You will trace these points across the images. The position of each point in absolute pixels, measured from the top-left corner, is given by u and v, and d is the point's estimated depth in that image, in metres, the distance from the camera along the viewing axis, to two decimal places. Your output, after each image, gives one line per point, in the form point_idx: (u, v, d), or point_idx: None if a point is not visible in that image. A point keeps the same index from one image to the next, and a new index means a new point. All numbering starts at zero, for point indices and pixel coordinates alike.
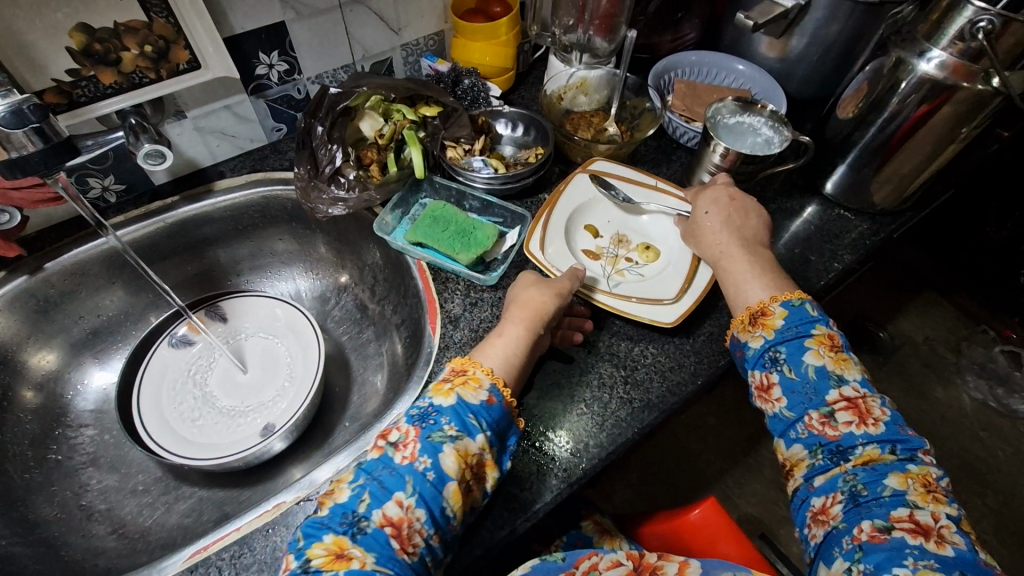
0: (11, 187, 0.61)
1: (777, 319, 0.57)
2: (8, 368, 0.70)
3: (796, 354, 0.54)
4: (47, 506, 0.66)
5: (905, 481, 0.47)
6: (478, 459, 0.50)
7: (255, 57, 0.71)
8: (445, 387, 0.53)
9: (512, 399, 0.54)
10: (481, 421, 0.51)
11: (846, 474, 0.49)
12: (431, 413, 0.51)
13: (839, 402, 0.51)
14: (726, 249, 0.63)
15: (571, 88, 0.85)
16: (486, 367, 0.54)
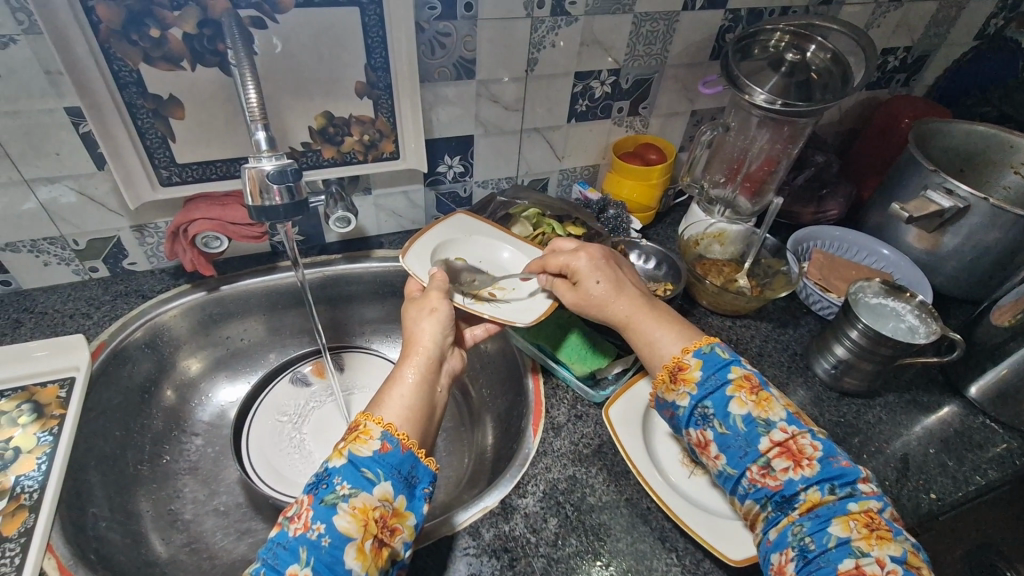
0: (230, 222, 0.71)
1: (694, 372, 0.57)
2: (162, 364, 0.78)
3: (721, 408, 0.55)
4: (144, 501, 0.70)
5: (851, 530, 0.47)
6: (383, 511, 0.47)
7: (441, 157, 0.83)
8: (338, 447, 0.50)
9: (412, 445, 0.51)
10: (377, 473, 0.48)
11: (795, 529, 0.49)
12: (324, 478, 0.48)
13: (770, 450, 0.52)
14: (632, 313, 0.63)
15: (708, 236, 0.89)
16: (377, 419, 0.51)
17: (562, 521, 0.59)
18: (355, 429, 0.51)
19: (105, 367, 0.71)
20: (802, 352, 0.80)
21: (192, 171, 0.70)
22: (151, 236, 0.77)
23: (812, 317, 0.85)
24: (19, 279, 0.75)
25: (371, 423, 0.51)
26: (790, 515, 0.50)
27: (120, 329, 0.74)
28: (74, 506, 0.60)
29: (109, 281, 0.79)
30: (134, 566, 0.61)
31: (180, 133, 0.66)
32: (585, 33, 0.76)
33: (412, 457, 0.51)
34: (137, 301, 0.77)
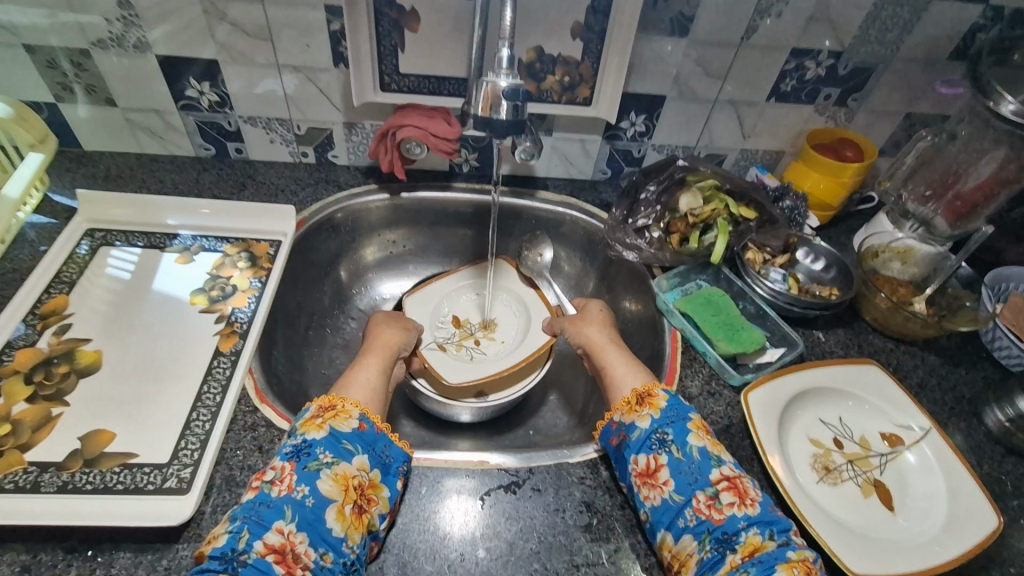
0: (432, 134, 0.77)
1: (660, 399, 0.58)
2: (341, 249, 0.89)
3: (680, 435, 0.55)
4: (309, 358, 0.81)
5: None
6: (360, 480, 0.51)
7: (628, 112, 0.84)
8: (316, 422, 0.54)
9: (384, 424, 0.56)
10: (355, 446, 0.52)
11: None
12: (304, 448, 0.51)
13: (720, 482, 0.51)
14: (605, 343, 0.70)
15: (890, 251, 0.83)
16: (354, 402, 0.57)
17: None
18: (327, 407, 0.55)
19: (303, 239, 0.82)
20: (973, 397, 0.72)
21: (409, 82, 0.76)
22: (357, 134, 0.86)
23: (993, 364, 0.76)
24: (249, 149, 0.88)
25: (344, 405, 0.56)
26: (731, 561, 0.47)
27: (319, 210, 0.84)
28: (267, 345, 0.72)
29: (314, 168, 0.90)
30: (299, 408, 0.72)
31: (411, 44, 0.72)
32: (818, 7, 0.72)
33: (386, 437, 0.55)
34: (334, 189, 0.87)
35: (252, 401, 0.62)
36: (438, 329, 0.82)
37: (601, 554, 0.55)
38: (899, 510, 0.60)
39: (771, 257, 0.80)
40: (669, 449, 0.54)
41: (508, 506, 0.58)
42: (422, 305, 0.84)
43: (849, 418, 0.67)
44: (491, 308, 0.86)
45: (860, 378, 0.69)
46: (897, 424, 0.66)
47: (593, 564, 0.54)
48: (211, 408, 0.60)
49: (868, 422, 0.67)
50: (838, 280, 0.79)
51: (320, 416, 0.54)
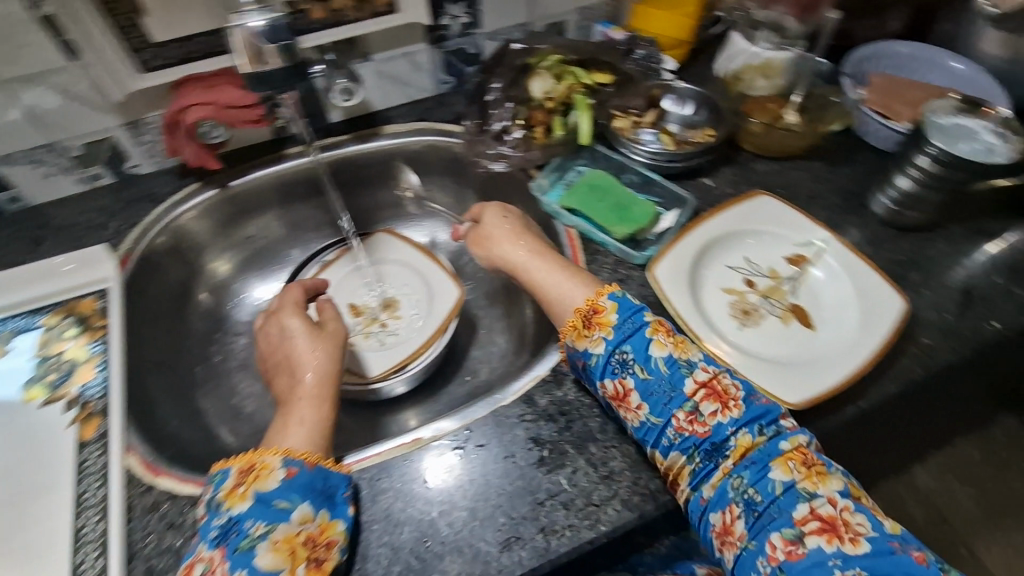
0: (227, 105, 0.65)
1: (610, 315, 0.54)
2: (190, 268, 0.77)
3: (641, 351, 0.51)
4: (205, 398, 0.73)
5: (807, 482, 0.44)
6: (308, 534, 0.46)
7: (443, 6, 0.73)
8: (237, 491, 0.48)
9: (317, 457, 0.50)
10: (292, 500, 0.47)
11: (745, 492, 0.45)
12: (231, 528, 0.45)
13: (697, 392, 0.49)
14: (524, 260, 0.63)
15: (751, 70, 0.79)
16: (275, 449, 0.50)
17: None
18: (248, 469, 0.49)
19: (136, 275, 0.70)
20: (860, 190, 0.73)
21: (173, 52, 0.63)
22: (146, 133, 0.71)
23: (869, 151, 0.77)
24: (25, 194, 0.72)
25: (267, 456, 0.50)
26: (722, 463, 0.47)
27: (141, 236, 0.71)
28: (144, 407, 0.63)
29: (115, 188, 0.75)
30: (211, 457, 0.65)
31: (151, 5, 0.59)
32: None
33: (322, 470, 0.50)
34: (149, 205, 0.73)
35: (143, 480, 0.54)
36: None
37: (562, 482, 0.54)
38: (818, 325, 0.61)
39: (639, 119, 0.75)
40: (635, 369, 0.51)
41: (457, 474, 0.55)
42: (312, 305, 0.76)
43: (755, 255, 0.67)
44: (388, 284, 0.79)
45: (754, 212, 0.68)
46: (796, 245, 0.67)
47: (556, 495, 0.53)
48: (99, 506, 0.53)
49: (772, 253, 0.67)
50: (711, 120, 0.75)
51: (241, 483, 0.48)
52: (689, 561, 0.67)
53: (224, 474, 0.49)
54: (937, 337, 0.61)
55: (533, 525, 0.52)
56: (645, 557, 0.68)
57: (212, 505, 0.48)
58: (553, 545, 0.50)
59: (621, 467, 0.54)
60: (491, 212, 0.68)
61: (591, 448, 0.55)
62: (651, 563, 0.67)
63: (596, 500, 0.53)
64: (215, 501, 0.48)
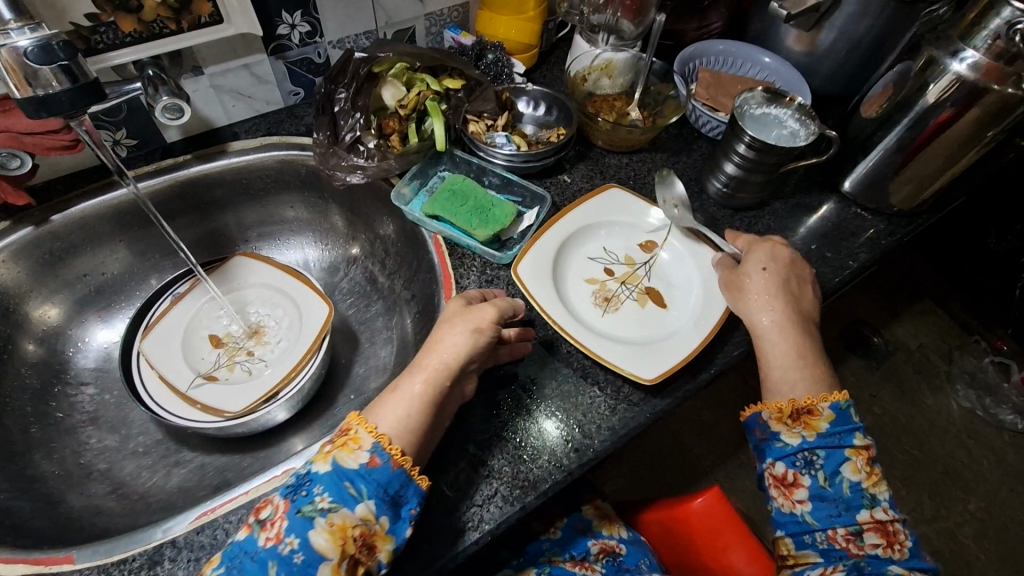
0: (23, 132, 0.56)
1: (822, 421, 0.55)
2: (10, 318, 0.68)
3: (835, 463, 0.54)
4: (44, 462, 0.64)
5: (792, 431, 0.56)
6: (362, 530, 0.45)
7: (277, 15, 0.70)
8: (326, 451, 0.49)
9: (405, 459, 0.48)
10: (361, 488, 0.46)
11: (808, 455, 0.55)
12: (305, 481, 0.47)
13: (868, 521, 0.53)
14: (766, 325, 0.60)
15: (595, 70, 0.84)
16: (372, 426, 0.49)
17: (490, 382, 0.60)
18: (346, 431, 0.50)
19: None
20: (698, 176, 0.81)
21: None
22: None
23: (704, 140, 0.85)
24: None
25: (362, 427, 0.49)
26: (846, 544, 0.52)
27: None
28: None
29: None
30: (53, 527, 0.57)
31: None
32: None
33: (403, 474, 0.48)
34: None
35: None
36: (196, 359, 0.70)
37: (443, 488, 0.54)
38: (670, 304, 0.66)
39: (493, 123, 0.76)
40: (819, 472, 0.54)
41: None
42: (162, 342, 0.70)
43: (612, 244, 0.71)
44: (252, 310, 0.75)
45: (607, 204, 0.72)
46: (648, 232, 0.72)
47: (439, 502, 0.53)
48: None
49: (628, 241, 0.72)
50: (560, 119, 0.80)
51: (332, 444, 0.49)
52: (585, 538, 0.71)
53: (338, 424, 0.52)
54: None
55: (417, 536, 0.51)
56: (544, 542, 0.70)
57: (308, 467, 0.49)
58: (438, 552, 0.50)
59: (502, 463, 0.55)
60: (751, 260, 0.63)
61: (471, 449, 0.56)
62: (550, 547, 0.70)
63: (479, 500, 0.53)
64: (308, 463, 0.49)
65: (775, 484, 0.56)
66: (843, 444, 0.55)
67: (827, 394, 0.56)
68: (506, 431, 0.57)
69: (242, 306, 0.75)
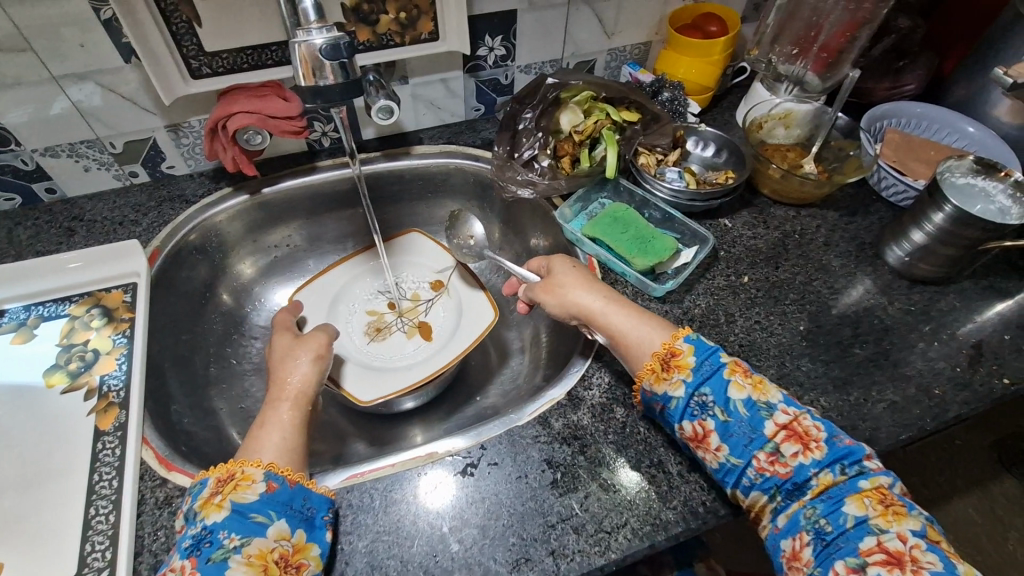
0: (270, 115, 0.66)
1: (688, 358, 0.53)
2: (215, 270, 0.78)
3: (721, 394, 0.50)
4: (218, 398, 0.73)
5: (672, 383, 0.52)
6: (282, 551, 0.45)
7: (482, 38, 0.76)
8: (215, 502, 0.46)
9: (299, 475, 0.50)
10: (269, 514, 0.46)
11: (697, 398, 0.51)
12: (204, 538, 0.44)
13: (874, 554, 0.41)
14: (600, 306, 0.59)
15: (773, 118, 0.82)
16: (256, 461, 0.49)
17: (629, 411, 0.60)
18: (226, 480, 0.48)
19: (164, 271, 0.71)
20: (872, 240, 0.76)
21: (222, 61, 0.64)
22: (187, 136, 0.73)
23: (883, 204, 0.80)
24: (63, 186, 0.74)
25: (246, 467, 0.49)
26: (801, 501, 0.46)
27: (173, 232, 0.72)
28: (159, 404, 0.63)
29: (151, 187, 0.77)
30: (220, 457, 0.64)
31: (206, 15, 0.60)
32: None
33: (302, 490, 0.49)
34: (181, 205, 0.75)
35: (157, 473, 0.54)
36: (348, 323, 0.77)
37: (573, 505, 0.53)
38: (433, 338, 0.76)
39: (663, 157, 0.78)
40: (807, 514, 0.45)
41: (469, 489, 0.55)
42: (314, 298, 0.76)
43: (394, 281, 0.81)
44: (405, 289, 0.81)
45: (401, 248, 0.83)
46: (435, 273, 0.82)
47: (568, 518, 0.53)
48: (111, 497, 0.53)
49: (418, 281, 0.82)
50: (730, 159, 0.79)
51: (219, 494, 0.47)
52: None
53: (203, 485, 0.48)
54: (947, 387, 0.62)
55: (543, 547, 0.51)
56: None
57: (189, 517, 0.46)
58: (562, 569, 0.50)
59: (634, 495, 0.54)
60: (559, 261, 0.66)
61: (604, 473, 0.55)
62: None
63: (607, 527, 0.52)
64: (192, 512, 0.46)
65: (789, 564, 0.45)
66: (716, 368, 0.52)
67: (680, 333, 0.55)
68: (642, 462, 0.56)
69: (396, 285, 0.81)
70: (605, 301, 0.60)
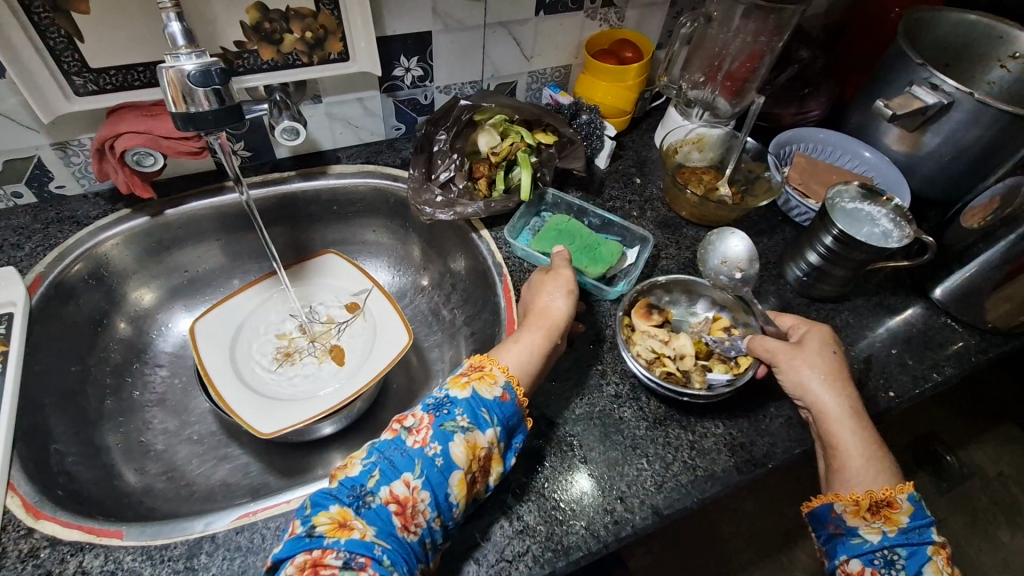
0: (162, 136, 0.63)
1: (902, 515, 0.50)
2: (111, 297, 0.73)
3: (915, 565, 0.49)
4: (111, 433, 0.68)
5: (870, 525, 0.51)
6: (486, 454, 0.50)
7: (396, 59, 0.76)
8: (462, 380, 0.54)
9: (526, 400, 0.54)
10: (493, 417, 0.51)
11: (887, 553, 0.50)
12: (446, 403, 0.51)
13: None
14: (841, 413, 0.55)
15: (687, 143, 0.84)
16: (504, 367, 0.55)
17: (536, 436, 0.59)
18: (479, 367, 0.55)
19: (47, 300, 0.66)
20: (776, 261, 0.79)
21: (111, 77, 0.61)
22: (77, 155, 0.69)
23: (789, 225, 0.84)
24: None
25: (495, 368, 0.55)
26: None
27: (58, 261, 0.68)
28: (35, 443, 0.58)
29: (38, 208, 0.72)
30: (107, 498, 0.60)
31: (87, 30, 0.57)
32: None
33: (520, 412, 0.54)
34: (71, 228, 0.70)
35: (23, 523, 0.50)
36: (256, 350, 0.74)
37: (475, 535, 0.53)
38: (346, 362, 0.74)
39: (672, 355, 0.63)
40: None
41: None
42: (217, 326, 0.73)
43: (307, 304, 0.79)
44: (317, 314, 0.78)
45: (317, 269, 0.81)
46: (352, 294, 0.80)
47: (468, 549, 0.52)
48: None
49: (332, 303, 0.79)
50: (732, 311, 0.69)
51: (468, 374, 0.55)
52: None
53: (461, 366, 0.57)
54: None
55: None
56: None
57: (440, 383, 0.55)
58: None
59: (536, 521, 0.54)
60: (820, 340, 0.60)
61: (509, 500, 0.55)
62: None
63: (508, 556, 0.52)
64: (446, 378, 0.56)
65: None
66: (924, 540, 0.50)
67: (904, 486, 0.52)
68: (545, 488, 0.56)
69: (309, 308, 0.79)
70: (839, 390, 0.56)
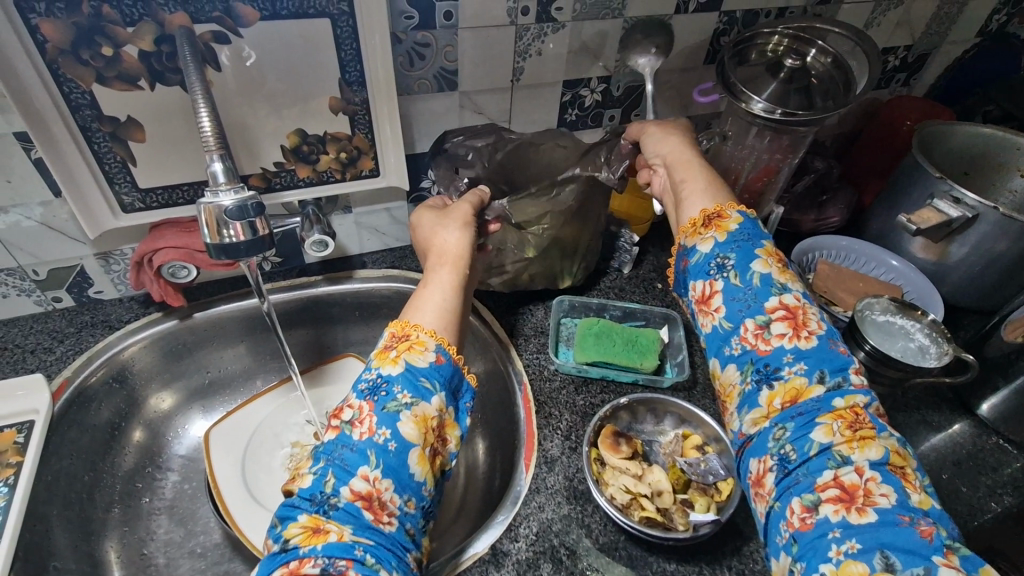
0: (197, 250, 0.67)
1: (810, 333, 0.48)
2: (131, 400, 0.74)
3: (827, 398, 0.44)
4: (113, 546, 0.66)
5: (773, 338, 0.48)
6: (439, 421, 0.47)
7: (424, 172, 0.79)
8: (388, 355, 0.49)
9: (460, 356, 0.51)
10: (434, 384, 0.48)
11: (794, 366, 0.46)
12: (382, 384, 0.47)
13: (828, 488, 0.41)
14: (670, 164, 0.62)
15: None
16: (429, 329, 0.51)
17: (555, 568, 0.55)
18: (401, 336, 0.50)
19: (69, 406, 0.67)
20: None
21: (157, 196, 0.65)
22: (117, 263, 0.72)
23: None
24: None
25: (420, 332, 0.50)
26: (771, 404, 0.46)
27: (82, 367, 0.69)
28: (34, 563, 0.56)
29: (74, 311, 0.74)
30: None
31: (140, 156, 0.61)
32: (572, 40, 0.72)
33: (460, 372, 0.51)
34: (102, 332, 0.72)
35: None
36: (269, 459, 0.73)
37: None
38: None
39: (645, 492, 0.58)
40: (776, 434, 0.45)
41: None
42: (233, 434, 0.73)
43: (324, 411, 0.78)
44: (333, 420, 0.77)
45: (335, 373, 0.81)
46: None
47: None
48: None
49: None
50: (697, 424, 0.65)
51: (393, 346, 0.49)
52: None
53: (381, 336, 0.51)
54: None
55: None
56: None
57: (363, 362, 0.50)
58: None
59: None
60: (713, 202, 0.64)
61: None
62: None
63: None
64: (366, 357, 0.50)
65: (756, 485, 0.46)
66: (828, 354, 0.47)
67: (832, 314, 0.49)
68: None
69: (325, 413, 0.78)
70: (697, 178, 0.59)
